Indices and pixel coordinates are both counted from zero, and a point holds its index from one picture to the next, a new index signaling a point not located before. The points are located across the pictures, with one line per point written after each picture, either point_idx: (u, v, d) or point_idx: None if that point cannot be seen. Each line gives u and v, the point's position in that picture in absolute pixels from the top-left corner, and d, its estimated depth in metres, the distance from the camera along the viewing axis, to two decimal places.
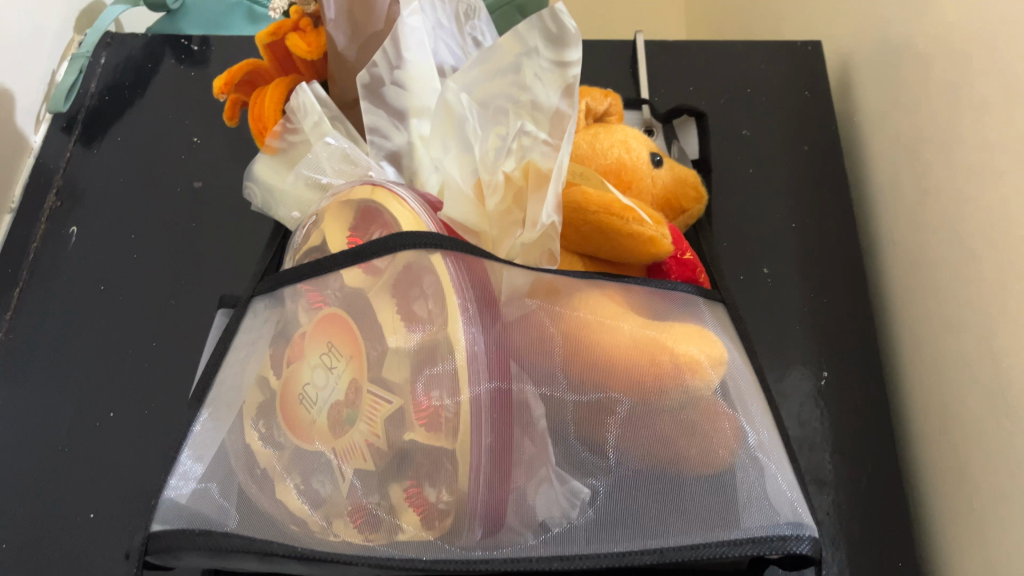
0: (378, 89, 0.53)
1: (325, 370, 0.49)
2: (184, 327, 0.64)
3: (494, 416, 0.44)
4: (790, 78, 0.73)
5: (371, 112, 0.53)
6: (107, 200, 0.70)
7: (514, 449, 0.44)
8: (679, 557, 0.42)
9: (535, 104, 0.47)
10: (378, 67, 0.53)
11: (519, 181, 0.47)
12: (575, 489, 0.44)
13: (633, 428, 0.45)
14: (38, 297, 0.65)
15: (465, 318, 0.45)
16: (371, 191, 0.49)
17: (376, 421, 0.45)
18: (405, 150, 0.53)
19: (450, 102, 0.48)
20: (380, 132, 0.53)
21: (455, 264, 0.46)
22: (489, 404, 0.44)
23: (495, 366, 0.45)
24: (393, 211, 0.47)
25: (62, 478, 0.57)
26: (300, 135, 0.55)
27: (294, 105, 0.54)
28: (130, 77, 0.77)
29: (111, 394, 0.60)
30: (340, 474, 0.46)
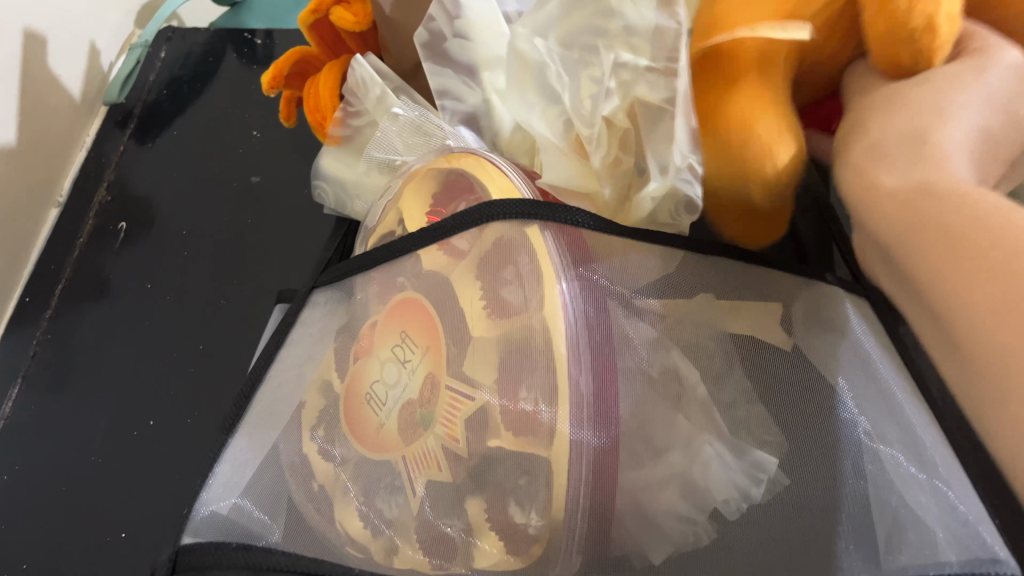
0: (439, 47, 0.45)
1: (397, 366, 0.42)
2: (234, 330, 0.57)
3: (602, 421, 0.35)
4: None
5: (438, 73, 0.46)
6: (160, 195, 0.65)
7: (636, 447, 0.36)
8: None
9: (629, 29, 0.36)
10: (436, 22, 0.45)
11: (627, 126, 0.37)
12: (759, 465, 0.35)
13: (792, 409, 0.36)
14: (80, 295, 0.59)
15: (565, 308, 0.36)
16: (449, 159, 0.42)
17: (456, 423, 0.38)
18: (483, 110, 0.45)
19: (524, 51, 0.39)
20: (451, 95, 0.46)
21: (555, 238, 0.38)
22: (592, 415, 0.35)
23: (598, 367, 0.36)
24: (484, 179, 0.40)
25: (93, 492, 0.51)
26: (364, 118, 0.48)
27: (353, 83, 0.48)
28: (191, 72, 0.72)
29: (152, 401, 0.54)
30: (412, 489, 0.38)
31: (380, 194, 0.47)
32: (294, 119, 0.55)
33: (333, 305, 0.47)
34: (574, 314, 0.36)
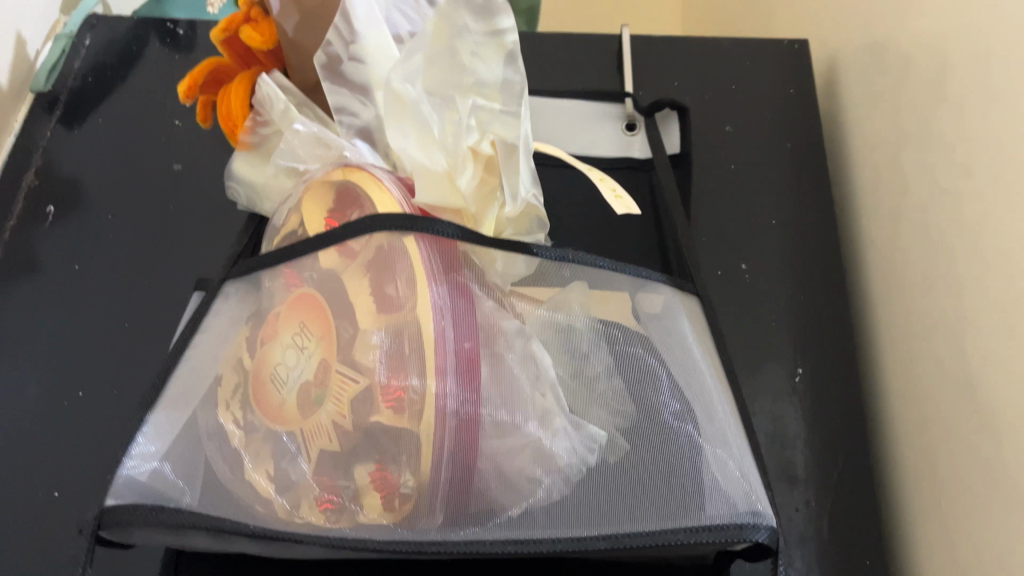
0: (337, 67, 0.52)
1: (296, 351, 0.48)
2: (156, 308, 0.63)
3: (462, 401, 0.43)
4: (776, 74, 0.73)
5: (335, 91, 0.52)
6: (86, 180, 0.69)
7: (499, 415, 0.44)
8: (634, 543, 0.42)
9: (480, 83, 0.46)
10: (333, 46, 0.51)
11: (489, 153, 0.46)
12: (592, 434, 0.45)
13: (625, 381, 0.48)
14: (11, 274, 0.64)
15: (435, 310, 0.44)
16: (345, 173, 0.49)
17: (344, 401, 0.45)
18: (375, 124, 0.52)
19: (399, 93, 0.45)
20: (346, 110, 0.52)
21: (427, 247, 0.46)
22: (455, 402, 0.43)
23: (462, 361, 0.44)
24: (372, 195, 0.47)
25: (25, 456, 0.57)
26: (271, 127, 0.54)
27: (260, 97, 0.54)
28: (114, 59, 0.76)
29: (82, 375, 0.60)
30: (307, 456, 0.45)
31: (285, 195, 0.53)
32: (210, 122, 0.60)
33: (241, 298, 0.53)
34: (440, 314, 0.44)
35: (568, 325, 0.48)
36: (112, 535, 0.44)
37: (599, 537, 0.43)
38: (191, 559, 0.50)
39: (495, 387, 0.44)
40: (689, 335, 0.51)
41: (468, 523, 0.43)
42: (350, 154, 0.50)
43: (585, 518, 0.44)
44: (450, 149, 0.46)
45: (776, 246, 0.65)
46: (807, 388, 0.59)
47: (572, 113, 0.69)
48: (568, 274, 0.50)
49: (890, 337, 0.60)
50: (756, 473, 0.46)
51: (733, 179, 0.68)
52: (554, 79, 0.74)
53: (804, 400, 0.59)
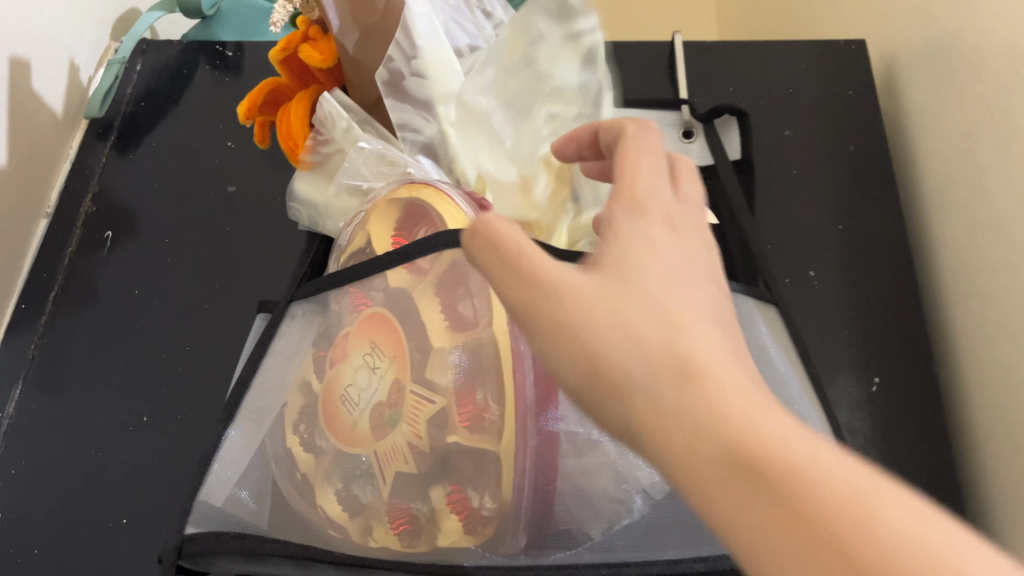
0: (399, 83, 0.51)
1: (367, 372, 0.47)
2: (217, 332, 0.63)
3: (541, 416, 0.41)
4: (835, 76, 0.71)
5: (397, 108, 0.51)
6: (142, 204, 0.70)
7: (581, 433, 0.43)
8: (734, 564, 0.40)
9: (558, 90, 0.45)
10: (394, 61, 0.50)
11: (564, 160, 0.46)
12: None
13: None
14: (72, 301, 0.65)
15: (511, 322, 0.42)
16: (412, 190, 0.48)
17: (420, 423, 0.43)
18: (439, 140, 0.51)
19: (471, 105, 0.45)
20: (409, 126, 0.52)
21: None
22: (535, 418, 0.41)
23: (541, 375, 0.42)
24: (440, 210, 0.46)
25: (94, 483, 0.57)
26: (333, 146, 0.54)
27: (322, 116, 0.54)
28: (165, 83, 0.76)
29: (145, 400, 0.60)
30: (381, 477, 0.44)
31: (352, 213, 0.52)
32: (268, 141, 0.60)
33: (310, 319, 0.52)
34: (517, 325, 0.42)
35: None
36: (192, 564, 0.44)
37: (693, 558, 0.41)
38: None
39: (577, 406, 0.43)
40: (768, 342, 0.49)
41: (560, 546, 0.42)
42: (414, 171, 0.50)
43: (679, 536, 0.42)
44: (530, 160, 0.45)
45: (845, 252, 0.63)
46: (885, 399, 0.57)
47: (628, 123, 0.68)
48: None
49: (970, 343, 0.58)
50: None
51: (795, 184, 0.66)
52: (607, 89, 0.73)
53: (882, 411, 0.57)
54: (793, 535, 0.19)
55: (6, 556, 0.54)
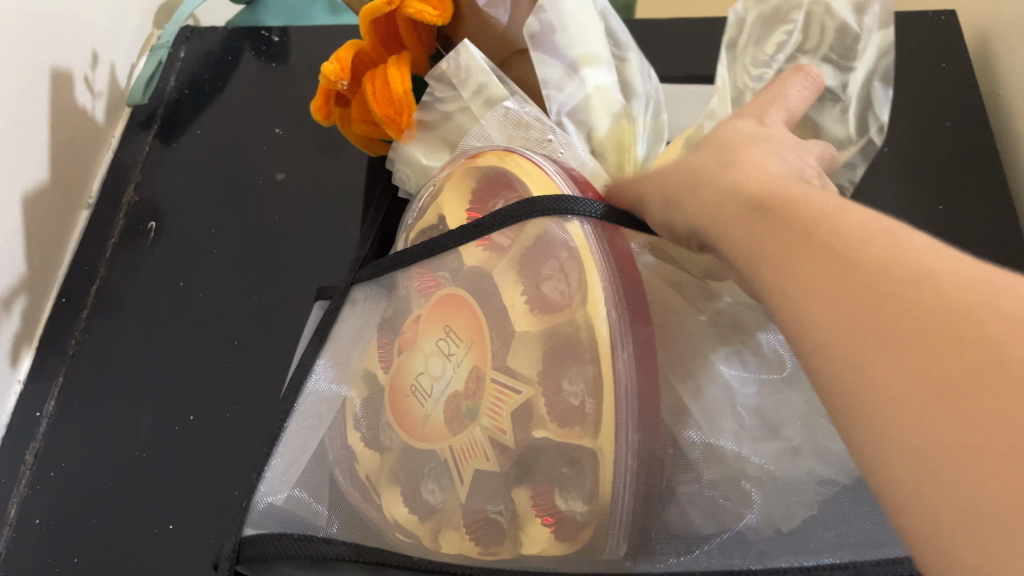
0: (546, 38, 0.47)
1: (442, 359, 0.43)
2: (266, 325, 0.59)
3: (642, 409, 0.36)
4: (923, 50, 0.66)
5: (542, 62, 0.47)
6: (186, 193, 0.66)
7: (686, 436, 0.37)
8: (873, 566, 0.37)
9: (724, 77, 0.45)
10: (545, 13, 0.47)
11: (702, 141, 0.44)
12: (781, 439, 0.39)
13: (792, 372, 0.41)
14: (114, 294, 0.61)
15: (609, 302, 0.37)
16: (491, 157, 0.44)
17: (503, 415, 0.39)
18: (581, 102, 0.47)
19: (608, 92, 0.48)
20: (552, 84, 0.47)
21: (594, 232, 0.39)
22: (636, 411, 0.35)
23: (642, 363, 0.36)
24: (524, 178, 0.42)
25: (137, 486, 0.53)
26: (456, 103, 0.51)
27: (452, 68, 0.49)
28: (210, 70, 0.73)
29: (191, 397, 0.56)
30: (459, 475, 0.39)
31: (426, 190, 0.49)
32: (330, 112, 0.57)
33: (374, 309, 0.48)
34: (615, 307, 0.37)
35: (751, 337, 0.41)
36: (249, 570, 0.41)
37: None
38: None
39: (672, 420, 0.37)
40: None
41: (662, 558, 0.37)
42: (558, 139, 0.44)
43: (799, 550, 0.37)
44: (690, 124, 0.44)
45: (951, 232, 0.57)
46: None
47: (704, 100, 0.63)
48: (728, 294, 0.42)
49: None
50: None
51: (887, 163, 0.61)
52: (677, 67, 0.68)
53: None
54: (885, 313, 0.21)
55: (43, 564, 0.50)
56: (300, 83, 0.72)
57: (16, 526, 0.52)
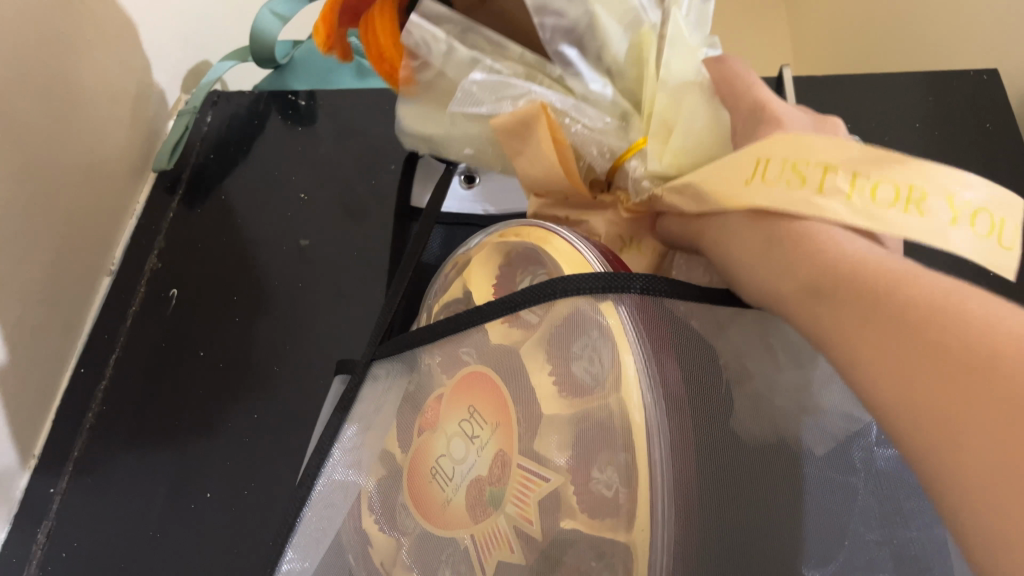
0: None
1: (465, 441, 0.40)
2: (288, 396, 0.57)
3: (678, 495, 0.33)
4: (965, 110, 0.64)
5: None
6: (207, 259, 0.65)
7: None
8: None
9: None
10: None
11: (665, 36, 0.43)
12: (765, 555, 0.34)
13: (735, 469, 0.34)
14: (133, 365, 0.60)
15: (645, 384, 0.34)
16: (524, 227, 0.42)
17: (529, 503, 0.36)
18: (586, 25, 0.44)
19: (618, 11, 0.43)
20: (549, 10, 0.44)
21: (633, 316, 0.36)
22: (676, 504, 0.33)
23: (682, 454, 0.33)
24: (552, 251, 0.40)
25: (151, 570, 0.51)
26: (434, 68, 0.49)
27: (415, 38, 0.48)
28: (236, 133, 0.73)
29: (208, 474, 0.54)
30: (481, 566, 0.37)
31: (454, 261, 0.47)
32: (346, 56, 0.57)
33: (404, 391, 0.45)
34: (653, 390, 0.34)
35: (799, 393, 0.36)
36: None
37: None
38: None
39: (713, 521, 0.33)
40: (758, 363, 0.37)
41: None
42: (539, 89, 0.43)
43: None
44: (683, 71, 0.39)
45: None
46: None
47: None
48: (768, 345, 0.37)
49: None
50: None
51: None
52: None
53: None
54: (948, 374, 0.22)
55: None
56: (325, 148, 0.71)
57: None
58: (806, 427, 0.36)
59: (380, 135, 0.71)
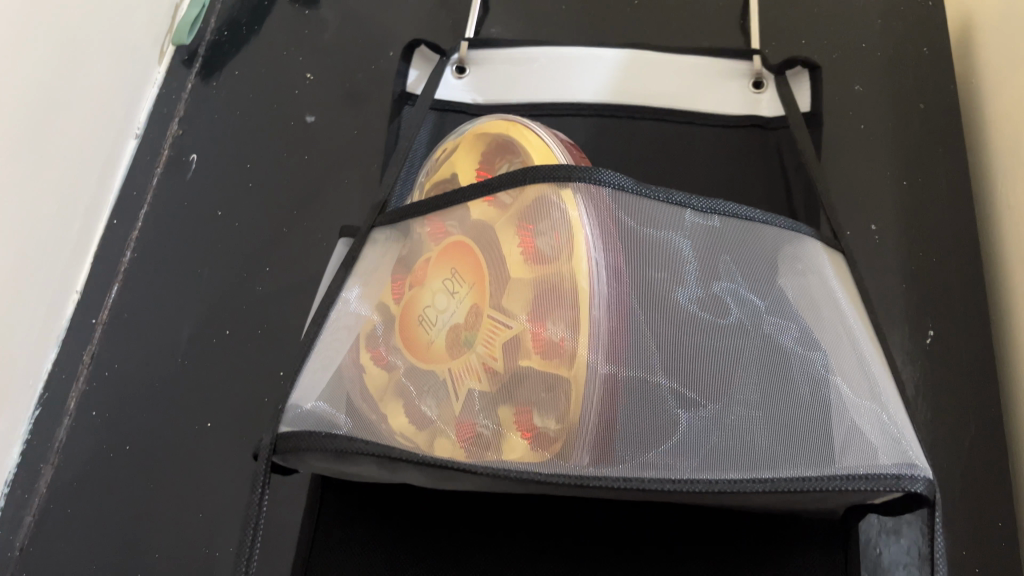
0: None
1: (447, 295, 0.50)
2: (295, 253, 0.67)
3: (610, 332, 0.44)
4: (907, 35, 0.71)
5: None
6: (223, 132, 0.73)
7: (618, 388, 0.44)
8: (792, 429, 0.43)
9: None
10: None
11: None
12: (687, 375, 0.44)
13: (665, 302, 0.45)
14: (161, 223, 0.69)
15: (590, 251, 0.45)
16: (506, 125, 0.52)
17: (495, 344, 0.46)
18: None
19: None
20: None
21: (586, 202, 0.47)
22: (606, 343, 0.44)
23: (615, 310, 0.45)
24: (526, 145, 0.50)
25: (179, 389, 0.62)
26: None
27: None
28: (248, 14, 0.79)
29: (227, 315, 0.64)
30: (455, 392, 0.46)
31: (441, 149, 0.56)
32: None
33: (398, 259, 0.53)
34: (595, 257, 0.45)
35: (749, 256, 0.48)
36: (281, 460, 0.47)
37: (830, 477, 0.41)
38: (334, 493, 0.51)
39: (671, 346, 0.44)
40: (705, 235, 0.48)
41: (689, 465, 0.42)
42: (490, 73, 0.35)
43: (797, 456, 0.42)
44: None
45: (909, 208, 0.64)
46: (938, 352, 0.58)
47: (694, 71, 0.69)
48: (718, 222, 0.49)
49: (1002, 303, 0.59)
50: (906, 427, 0.44)
51: (859, 146, 0.68)
52: (680, 39, 0.74)
53: (930, 362, 0.58)
54: None
55: (100, 451, 0.61)
56: (330, 32, 0.77)
57: (77, 416, 0.62)
58: (726, 275, 0.47)
59: (380, 24, 0.77)
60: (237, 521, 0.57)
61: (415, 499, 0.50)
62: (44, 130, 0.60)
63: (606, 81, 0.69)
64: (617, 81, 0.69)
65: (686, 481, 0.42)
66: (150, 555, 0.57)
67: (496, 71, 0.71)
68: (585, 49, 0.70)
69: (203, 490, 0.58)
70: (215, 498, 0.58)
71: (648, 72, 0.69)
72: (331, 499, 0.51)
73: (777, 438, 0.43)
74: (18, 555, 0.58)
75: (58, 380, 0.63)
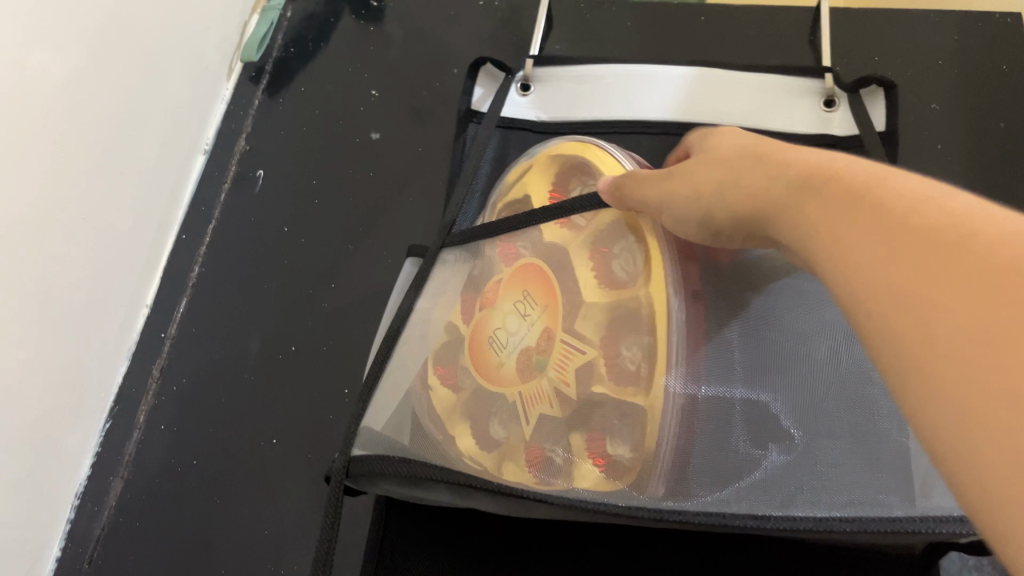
0: None
1: (518, 318, 0.49)
2: (360, 269, 0.67)
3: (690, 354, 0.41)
4: (983, 52, 0.69)
5: None
6: (289, 147, 0.73)
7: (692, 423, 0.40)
8: (885, 465, 0.39)
9: None
10: None
11: None
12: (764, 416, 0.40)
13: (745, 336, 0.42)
14: (227, 237, 0.70)
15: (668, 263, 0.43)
16: (582, 146, 0.51)
17: (568, 369, 0.45)
18: None
19: None
20: None
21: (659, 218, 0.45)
22: (683, 370, 0.41)
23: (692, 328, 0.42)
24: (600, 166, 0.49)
25: (245, 404, 0.63)
26: None
27: None
28: (313, 30, 0.79)
29: (294, 330, 0.65)
30: (526, 417, 0.45)
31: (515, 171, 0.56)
32: None
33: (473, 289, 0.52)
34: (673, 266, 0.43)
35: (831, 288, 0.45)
36: (353, 484, 0.46)
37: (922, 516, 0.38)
38: (398, 514, 0.51)
39: (751, 381, 0.41)
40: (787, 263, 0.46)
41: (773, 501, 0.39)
42: None
43: (889, 494, 0.39)
44: None
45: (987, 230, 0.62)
46: None
47: (762, 88, 0.68)
48: None
49: None
50: None
51: (936, 164, 0.65)
52: (748, 55, 0.73)
53: None
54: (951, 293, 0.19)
55: (168, 464, 0.61)
56: (395, 48, 0.77)
57: (145, 430, 0.63)
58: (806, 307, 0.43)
59: (444, 41, 0.77)
60: (303, 537, 0.58)
61: (482, 523, 0.49)
62: (118, 150, 0.60)
63: (672, 99, 0.68)
64: (683, 98, 0.68)
65: (770, 517, 0.38)
66: (217, 569, 0.57)
67: (562, 87, 0.70)
68: (653, 66, 0.69)
69: (271, 506, 0.59)
70: (283, 513, 0.59)
71: (715, 87, 0.68)
72: (396, 521, 0.51)
73: (870, 476, 0.39)
74: (89, 568, 0.58)
75: (128, 393, 0.64)
